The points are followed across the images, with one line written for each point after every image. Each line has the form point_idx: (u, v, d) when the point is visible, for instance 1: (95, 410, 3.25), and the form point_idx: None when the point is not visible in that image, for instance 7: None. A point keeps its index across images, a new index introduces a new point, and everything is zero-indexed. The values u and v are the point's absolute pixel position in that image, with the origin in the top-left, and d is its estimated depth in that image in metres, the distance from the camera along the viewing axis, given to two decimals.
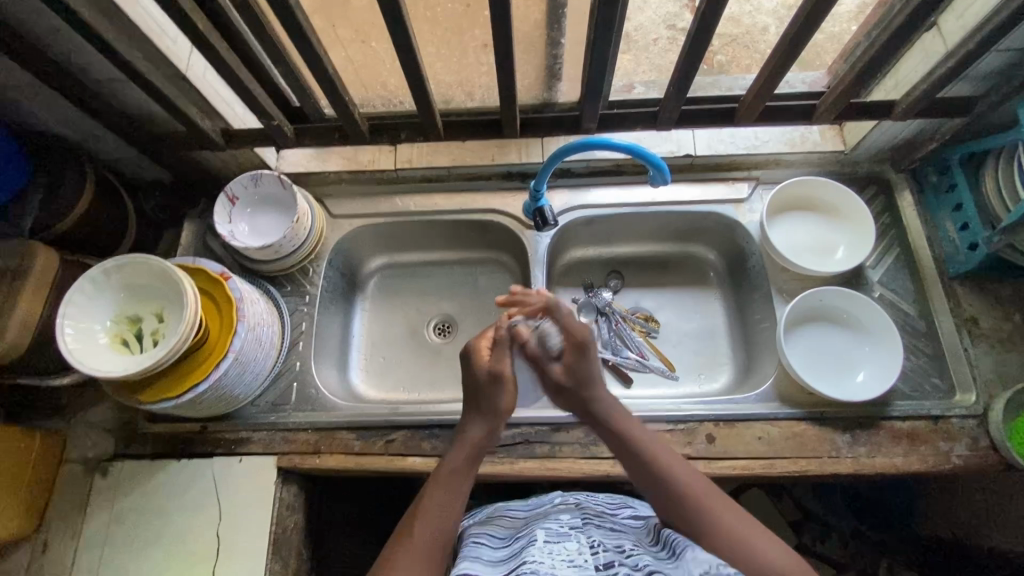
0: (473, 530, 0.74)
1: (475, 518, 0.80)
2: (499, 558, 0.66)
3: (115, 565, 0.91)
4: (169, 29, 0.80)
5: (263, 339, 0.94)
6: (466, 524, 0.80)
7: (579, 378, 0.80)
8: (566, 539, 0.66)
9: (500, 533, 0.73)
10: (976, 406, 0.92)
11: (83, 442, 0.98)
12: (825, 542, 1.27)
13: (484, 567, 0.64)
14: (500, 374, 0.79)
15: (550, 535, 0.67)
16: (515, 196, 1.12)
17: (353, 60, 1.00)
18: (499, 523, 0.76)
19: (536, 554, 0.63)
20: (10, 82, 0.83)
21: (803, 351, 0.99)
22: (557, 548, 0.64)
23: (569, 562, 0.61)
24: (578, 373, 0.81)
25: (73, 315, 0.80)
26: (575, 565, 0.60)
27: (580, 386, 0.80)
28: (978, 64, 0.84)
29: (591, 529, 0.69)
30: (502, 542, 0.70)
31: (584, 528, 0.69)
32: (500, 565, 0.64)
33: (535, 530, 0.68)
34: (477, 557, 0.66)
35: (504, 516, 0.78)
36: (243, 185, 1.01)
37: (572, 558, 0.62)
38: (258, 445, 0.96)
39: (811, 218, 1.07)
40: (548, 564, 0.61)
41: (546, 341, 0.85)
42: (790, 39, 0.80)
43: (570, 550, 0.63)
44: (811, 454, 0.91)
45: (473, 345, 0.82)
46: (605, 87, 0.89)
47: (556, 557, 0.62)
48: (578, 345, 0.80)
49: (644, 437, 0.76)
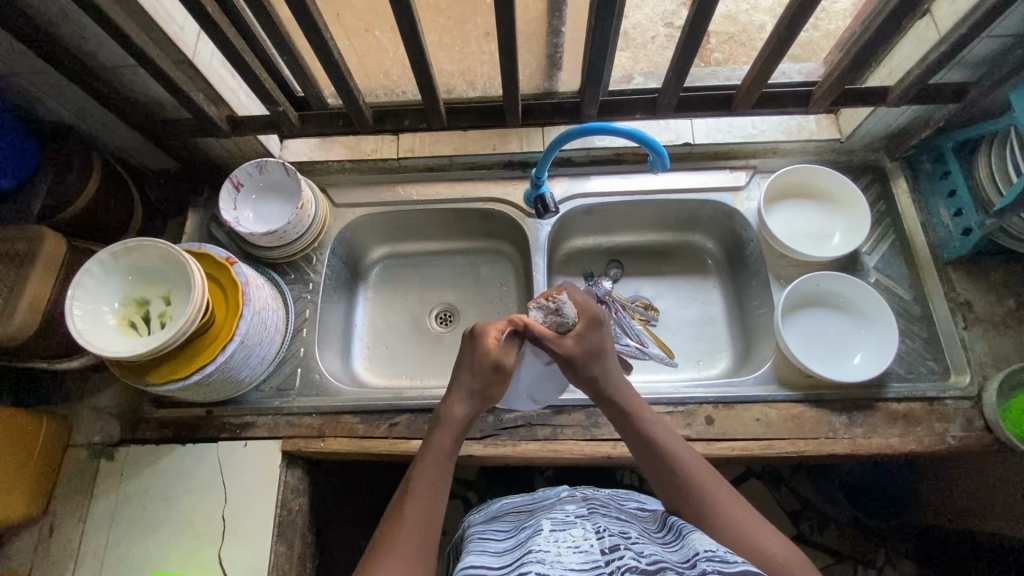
0: (479, 529, 0.75)
1: (484, 513, 0.82)
2: (505, 548, 0.67)
3: (123, 546, 0.91)
4: (177, 15, 0.82)
5: (269, 323, 0.95)
6: (473, 522, 0.81)
7: (591, 349, 0.81)
8: (572, 527, 0.66)
9: (505, 527, 0.74)
10: (970, 387, 0.94)
11: (89, 427, 0.99)
12: (822, 531, 1.29)
13: (490, 558, 0.65)
14: (505, 366, 0.80)
15: (556, 524, 0.67)
16: (515, 185, 1.13)
17: (356, 52, 1.02)
18: (505, 519, 0.77)
19: (542, 543, 0.63)
20: (21, 68, 0.84)
21: (801, 335, 1.01)
22: (563, 535, 0.64)
23: (575, 549, 0.61)
24: (592, 345, 0.81)
25: (81, 297, 0.82)
26: (580, 551, 0.61)
27: (590, 366, 0.81)
28: (970, 49, 0.86)
29: (597, 517, 0.69)
30: (507, 535, 0.71)
31: (590, 516, 0.69)
32: (505, 555, 0.65)
33: (541, 521, 0.69)
34: (484, 550, 0.67)
35: (510, 511, 0.79)
36: (248, 173, 1.02)
37: (577, 545, 0.62)
38: (263, 430, 0.97)
39: (808, 204, 1.09)
40: (554, 552, 0.61)
41: (562, 312, 0.83)
42: (786, 26, 0.81)
43: (576, 537, 0.64)
44: (809, 435, 0.93)
45: (485, 329, 0.80)
46: (605, 74, 0.91)
47: (561, 544, 0.62)
48: (592, 318, 0.83)
49: (652, 424, 0.77)
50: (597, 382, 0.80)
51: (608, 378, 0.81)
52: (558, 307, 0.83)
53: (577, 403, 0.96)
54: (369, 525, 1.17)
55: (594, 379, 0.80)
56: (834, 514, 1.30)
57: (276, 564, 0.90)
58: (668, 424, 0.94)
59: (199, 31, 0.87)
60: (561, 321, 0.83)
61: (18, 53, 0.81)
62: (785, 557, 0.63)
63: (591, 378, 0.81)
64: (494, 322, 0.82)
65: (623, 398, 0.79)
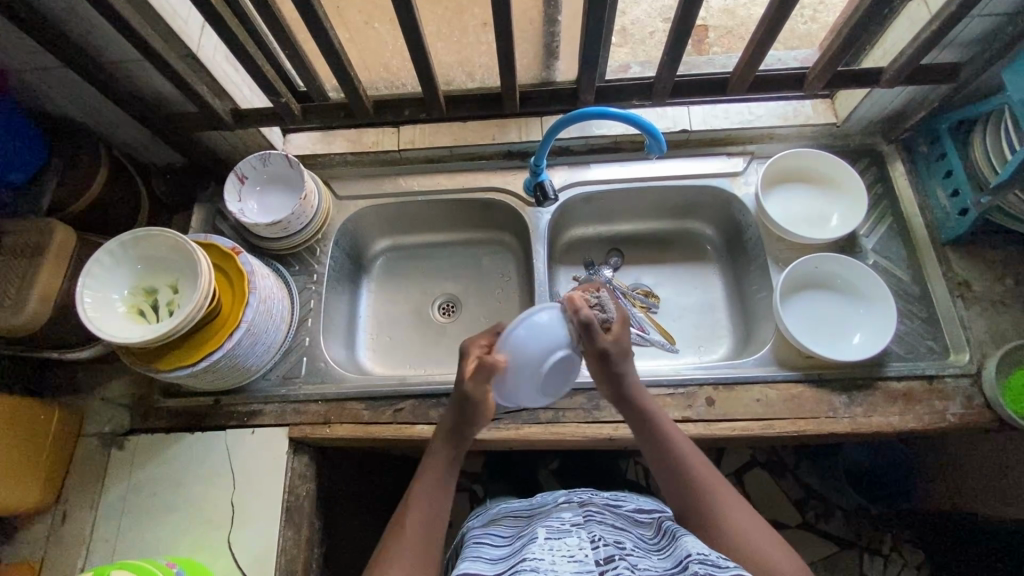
0: (476, 532, 0.76)
1: (481, 518, 0.83)
2: (500, 556, 0.68)
3: (133, 533, 0.93)
4: (180, 9, 0.84)
5: (274, 311, 0.96)
6: (471, 526, 0.82)
7: (623, 349, 0.79)
8: (567, 535, 0.66)
9: (503, 534, 0.75)
10: (970, 365, 0.94)
11: (99, 417, 1.00)
12: (828, 519, 1.29)
13: (485, 565, 0.66)
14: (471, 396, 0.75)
15: (551, 533, 0.67)
16: (515, 174, 1.14)
17: (358, 45, 1.04)
18: (503, 524, 0.78)
19: (536, 551, 0.64)
20: (32, 64, 0.87)
21: (801, 317, 1.02)
22: (558, 543, 0.64)
23: (570, 557, 0.61)
24: (625, 345, 0.79)
25: (92, 285, 0.84)
26: (574, 560, 0.61)
27: (621, 366, 0.79)
28: (962, 28, 0.87)
29: (592, 526, 0.70)
30: (503, 541, 0.72)
31: (585, 524, 0.70)
32: (501, 564, 0.66)
33: (536, 529, 0.69)
34: (478, 556, 0.68)
35: (507, 516, 0.80)
36: (252, 165, 1.04)
37: (572, 554, 0.62)
38: (270, 417, 0.99)
39: (805, 188, 1.10)
40: (548, 561, 0.61)
41: (604, 308, 0.82)
42: (775, 11, 0.83)
43: (570, 545, 0.64)
44: (809, 414, 0.93)
45: (466, 350, 0.78)
46: (601, 60, 0.92)
47: (556, 553, 0.63)
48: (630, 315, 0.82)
49: (666, 429, 0.76)
50: (621, 381, 0.79)
51: (630, 382, 0.79)
52: (600, 303, 0.83)
53: (578, 386, 0.98)
54: (374, 516, 1.18)
55: (618, 378, 0.79)
56: (841, 502, 1.30)
57: (283, 549, 0.91)
58: (668, 405, 0.94)
59: (203, 24, 0.90)
60: (602, 317, 0.81)
61: (28, 49, 0.84)
62: (780, 559, 0.63)
63: (610, 384, 0.80)
64: (476, 339, 0.80)
65: (642, 402, 0.78)
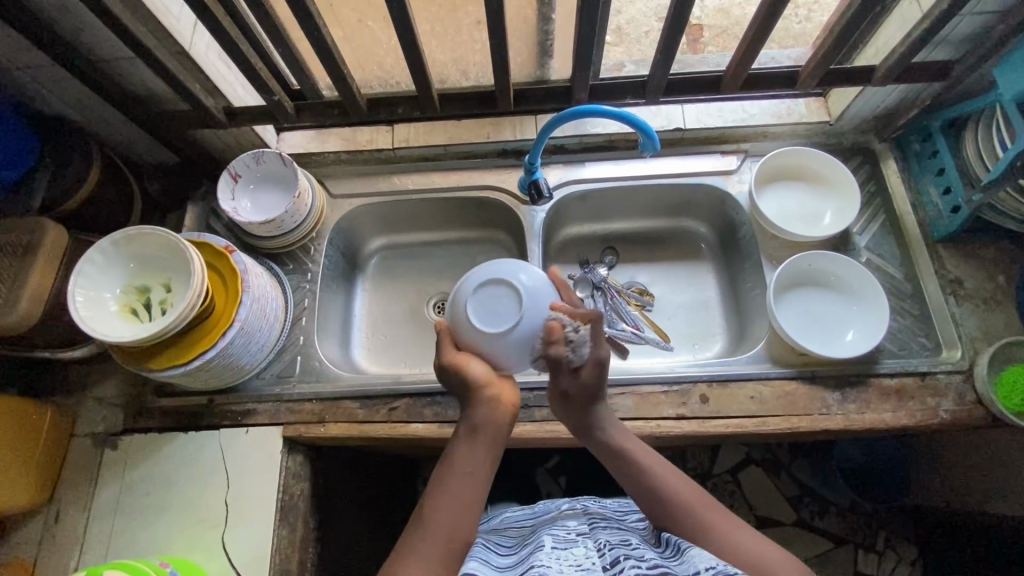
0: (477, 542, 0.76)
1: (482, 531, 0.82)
2: (507, 564, 0.68)
3: (126, 533, 0.93)
4: (172, 7, 0.84)
5: (268, 311, 0.96)
6: None
7: (594, 393, 0.75)
8: (573, 545, 0.66)
9: (506, 543, 0.74)
10: (962, 361, 0.95)
11: (93, 417, 1.00)
12: (824, 516, 1.30)
13: (491, 570, 0.65)
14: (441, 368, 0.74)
15: (558, 541, 0.68)
16: (510, 172, 1.14)
17: (352, 43, 1.03)
18: (507, 534, 0.78)
19: (544, 559, 0.63)
20: (23, 63, 0.86)
21: (794, 314, 1.02)
22: (565, 552, 0.64)
23: (578, 566, 0.61)
24: (594, 389, 0.74)
25: (83, 284, 0.83)
26: (583, 569, 0.60)
27: (587, 406, 0.76)
28: (953, 27, 0.88)
29: (598, 533, 0.70)
30: (508, 550, 0.72)
31: (591, 533, 0.70)
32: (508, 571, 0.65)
33: (543, 537, 0.70)
34: (485, 561, 0.68)
35: (510, 526, 0.80)
36: (245, 164, 1.04)
37: (580, 562, 0.62)
38: (264, 416, 0.98)
39: (798, 185, 1.10)
40: (556, 568, 0.61)
41: (577, 345, 0.71)
42: (766, 12, 0.83)
43: (578, 555, 0.64)
44: (802, 411, 0.94)
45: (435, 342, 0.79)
46: (594, 59, 0.92)
47: (563, 562, 0.63)
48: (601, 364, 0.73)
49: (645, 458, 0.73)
50: (590, 420, 0.76)
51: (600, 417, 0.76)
52: (576, 339, 0.71)
53: None
54: (369, 515, 1.18)
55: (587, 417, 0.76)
56: (835, 500, 1.30)
57: (279, 548, 0.91)
58: (662, 402, 0.95)
59: (195, 21, 0.89)
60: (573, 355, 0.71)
61: (19, 48, 0.83)
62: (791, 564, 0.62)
63: (577, 421, 0.77)
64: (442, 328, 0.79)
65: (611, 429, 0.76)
